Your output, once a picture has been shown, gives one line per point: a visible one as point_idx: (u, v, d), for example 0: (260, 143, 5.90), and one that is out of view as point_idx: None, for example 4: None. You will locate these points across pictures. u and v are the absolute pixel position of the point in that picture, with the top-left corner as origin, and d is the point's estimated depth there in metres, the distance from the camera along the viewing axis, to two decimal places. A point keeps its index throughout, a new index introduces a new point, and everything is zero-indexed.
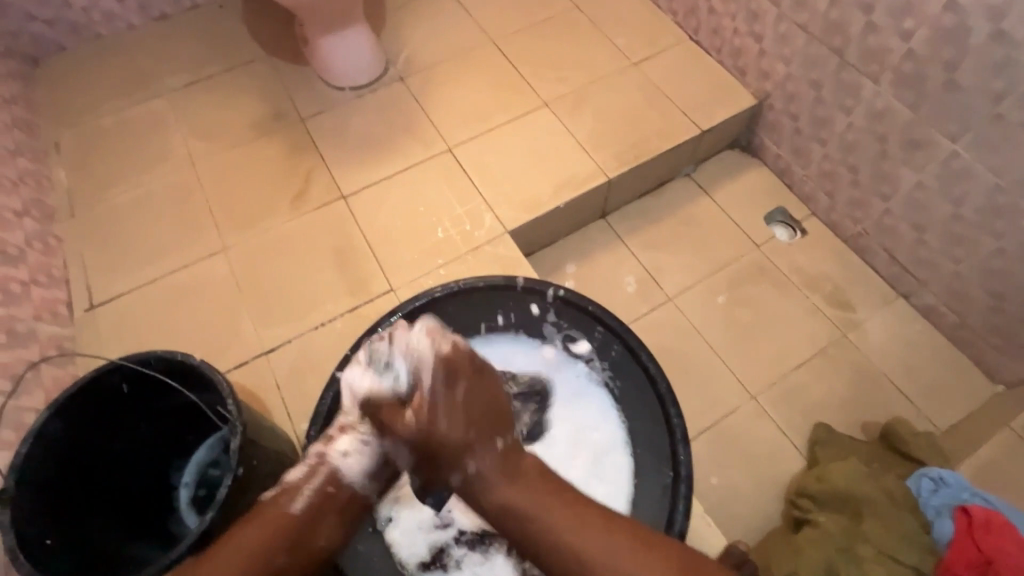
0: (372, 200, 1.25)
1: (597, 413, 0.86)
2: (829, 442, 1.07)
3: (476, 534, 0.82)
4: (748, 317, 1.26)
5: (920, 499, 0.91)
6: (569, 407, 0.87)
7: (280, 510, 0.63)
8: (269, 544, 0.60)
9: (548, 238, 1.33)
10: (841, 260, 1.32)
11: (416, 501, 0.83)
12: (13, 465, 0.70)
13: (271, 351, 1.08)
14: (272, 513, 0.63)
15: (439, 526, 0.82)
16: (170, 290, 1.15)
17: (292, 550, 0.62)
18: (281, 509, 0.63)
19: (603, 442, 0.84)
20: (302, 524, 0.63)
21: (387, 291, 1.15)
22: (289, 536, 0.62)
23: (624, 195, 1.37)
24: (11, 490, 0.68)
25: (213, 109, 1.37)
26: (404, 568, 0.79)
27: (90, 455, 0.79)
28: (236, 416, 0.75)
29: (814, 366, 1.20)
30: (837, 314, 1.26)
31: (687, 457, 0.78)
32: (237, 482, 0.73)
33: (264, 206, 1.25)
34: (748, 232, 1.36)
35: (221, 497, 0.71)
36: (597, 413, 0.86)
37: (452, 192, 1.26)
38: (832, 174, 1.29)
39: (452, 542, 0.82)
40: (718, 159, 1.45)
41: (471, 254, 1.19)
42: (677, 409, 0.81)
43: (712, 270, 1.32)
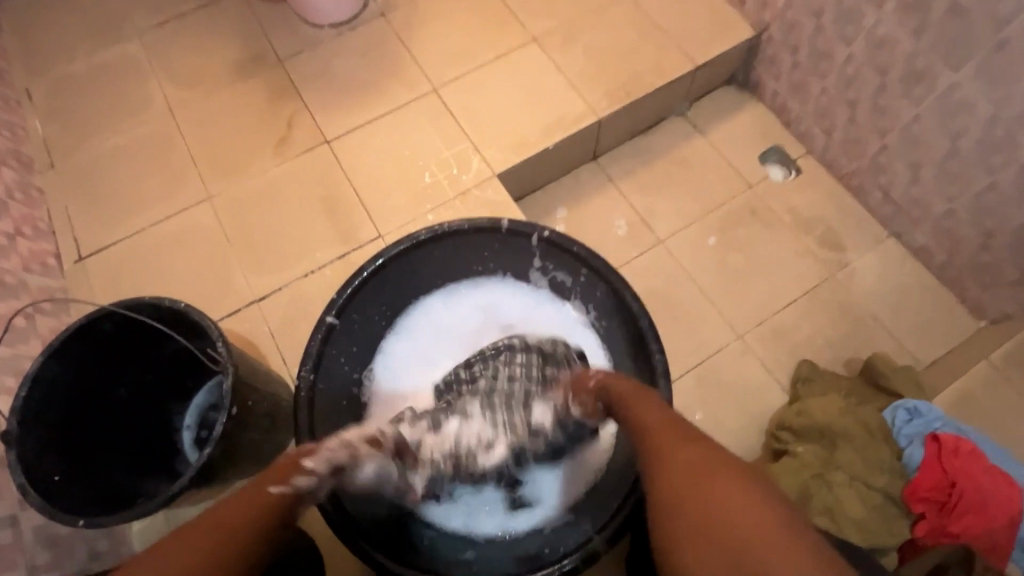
0: (358, 146, 1.22)
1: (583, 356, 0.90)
2: (810, 379, 1.09)
3: None
4: (738, 259, 1.26)
5: (894, 429, 0.92)
6: None
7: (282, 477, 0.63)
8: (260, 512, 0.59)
9: (538, 182, 1.31)
10: (835, 200, 1.31)
11: None
12: (13, 408, 0.72)
13: (263, 299, 1.09)
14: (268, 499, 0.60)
15: None
16: (158, 241, 1.15)
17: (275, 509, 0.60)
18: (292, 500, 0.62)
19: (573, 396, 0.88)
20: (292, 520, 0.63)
21: (376, 239, 1.14)
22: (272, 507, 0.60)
23: (615, 136, 1.33)
24: (15, 431, 0.71)
25: (188, 51, 1.31)
26: None
27: (89, 397, 0.81)
28: (226, 358, 0.75)
29: (801, 306, 1.21)
30: (827, 255, 1.26)
31: (667, 391, 0.76)
32: (232, 420, 0.75)
33: (249, 152, 1.22)
34: (741, 173, 1.34)
35: (217, 434, 0.73)
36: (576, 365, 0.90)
37: (439, 135, 1.23)
38: (830, 111, 1.25)
39: None
40: (713, 97, 1.41)
41: (460, 199, 1.17)
42: (659, 346, 0.78)
43: (704, 212, 1.31)
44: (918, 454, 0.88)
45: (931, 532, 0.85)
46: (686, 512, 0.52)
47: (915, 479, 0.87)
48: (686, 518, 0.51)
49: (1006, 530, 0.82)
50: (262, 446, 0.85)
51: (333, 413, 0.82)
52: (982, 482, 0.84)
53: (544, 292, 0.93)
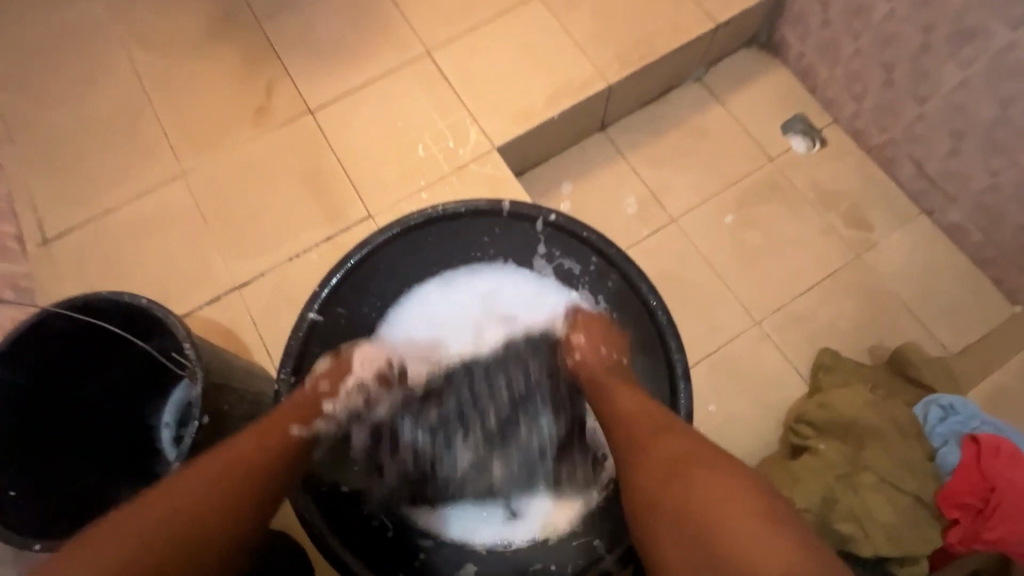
0: (344, 116, 1.11)
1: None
2: (833, 368, 1.02)
3: None
4: (756, 239, 1.17)
5: (926, 427, 0.87)
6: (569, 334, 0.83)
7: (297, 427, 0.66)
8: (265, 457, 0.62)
9: (542, 155, 1.20)
10: (862, 174, 1.21)
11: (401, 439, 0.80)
12: None
13: (244, 286, 1.01)
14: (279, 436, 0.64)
15: None
16: (129, 221, 1.05)
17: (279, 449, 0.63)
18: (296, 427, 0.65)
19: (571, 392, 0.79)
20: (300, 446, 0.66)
21: (365, 218, 1.05)
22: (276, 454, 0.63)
23: (626, 103, 1.22)
24: None
25: (155, 9, 1.19)
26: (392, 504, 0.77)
27: (50, 401, 0.75)
28: (194, 361, 0.67)
29: (824, 290, 1.13)
30: (852, 234, 1.17)
31: (687, 397, 0.69)
32: (204, 430, 0.67)
33: (225, 123, 1.12)
34: (761, 144, 1.24)
35: (186, 445, 0.65)
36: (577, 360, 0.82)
37: (434, 103, 1.12)
38: (863, 75, 1.14)
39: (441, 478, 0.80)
40: (733, 60, 1.29)
41: (456, 175, 1.07)
42: (679, 348, 0.71)
43: (721, 187, 1.21)
44: (953, 455, 0.83)
45: (966, 539, 0.79)
46: (666, 512, 0.53)
47: (949, 482, 0.82)
48: (666, 516, 0.53)
49: None
50: None
51: None
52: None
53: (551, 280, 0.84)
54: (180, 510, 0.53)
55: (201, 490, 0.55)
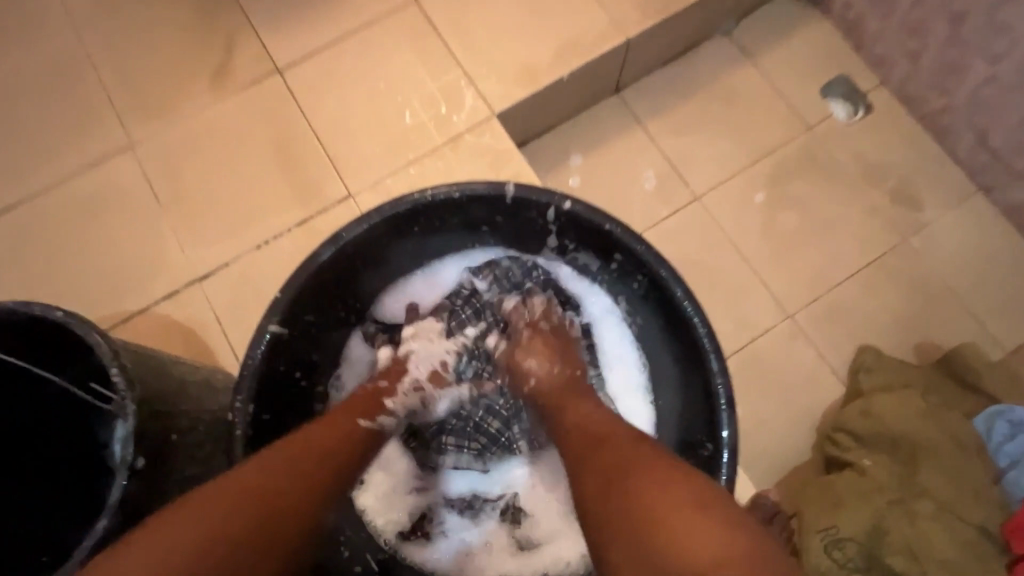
0: (318, 75, 0.95)
1: (618, 357, 0.70)
2: (876, 368, 0.90)
3: (464, 499, 0.70)
4: (791, 220, 1.03)
5: (993, 447, 0.77)
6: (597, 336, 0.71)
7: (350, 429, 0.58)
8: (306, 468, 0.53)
9: (548, 122, 1.05)
10: (913, 145, 1.06)
11: (390, 461, 0.69)
12: None
13: (207, 278, 0.87)
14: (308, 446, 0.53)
15: (420, 490, 0.69)
16: (70, 202, 0.90)
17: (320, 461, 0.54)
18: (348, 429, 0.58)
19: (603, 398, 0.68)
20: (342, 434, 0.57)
21: (345, 198, 0.91)
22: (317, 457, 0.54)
23: (645, 62, 1.06)
24: None
25: None
26: (381, 538, 0.66)
27: None
28: (124, 392, 0.51)
29: (865, 278, 1.00)
30: (899, 214, 1.03)
31: (732, 432, 0.56)
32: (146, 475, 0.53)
33: (180, 84, 0.95)
34: (798, 110, 1.08)
35: (113, 503, 0.49)
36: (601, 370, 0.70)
37: (423, 61, 0.96)
38: (923, 29, 0.98)
39: (438, 505, 0.69)
40: (768, 11, 1.12)
41: (450, 146, 0.92)
42: (723, 372, 0.57)
43: (752, 161, 1.06)
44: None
45: None
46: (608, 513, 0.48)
47: (1018, 511, 0.73)
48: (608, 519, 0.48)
49: None
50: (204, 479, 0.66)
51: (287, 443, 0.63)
52: None
53: (565, 270, 0.71)
54: (230, 546, 0.44)
55: (248, 515, 0.46)
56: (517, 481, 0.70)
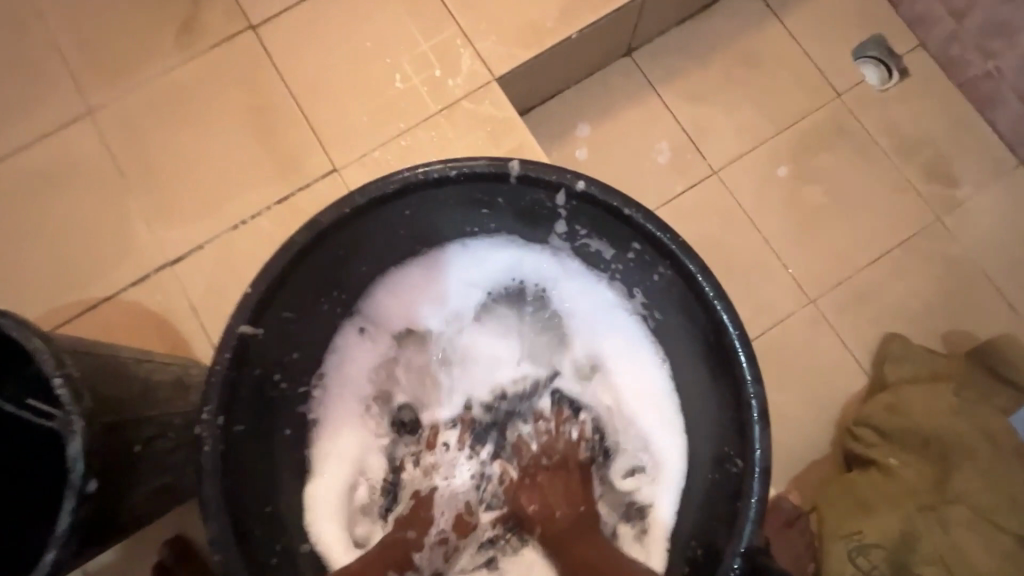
0: (298, 33, 0.85)
1: (640, 366, 0.64)
2: (904, 358, 0.85)
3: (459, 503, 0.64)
4: (816, 196, 0.95)
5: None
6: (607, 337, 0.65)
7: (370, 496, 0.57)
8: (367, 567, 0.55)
9: (553, 87, 0.95)
10: (951, 114, 0.97)
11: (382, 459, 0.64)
12: None
13: (179, 261, 0.80)
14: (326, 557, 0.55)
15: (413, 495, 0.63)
16: (22, 175, 0.81)
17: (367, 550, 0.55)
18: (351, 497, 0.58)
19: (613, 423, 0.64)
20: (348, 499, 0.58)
21: (329, 172, 0.82)
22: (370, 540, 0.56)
23: (661, 18, 0.96)
24: None
25: None
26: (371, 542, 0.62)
27: None
28: (70, 406, 0.44)
29: (894, 260, 0.93)
30: (933, 191, 0.95)
31: (764, 444, 0.51)
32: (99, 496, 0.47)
33: (141, 42, 0.85)
34: (827, 74, 0.99)
35: (61, 533, 0.43)
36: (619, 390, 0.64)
37: (415, 16, 0.85)
38: None
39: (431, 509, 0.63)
40: None
41: (445, 114, 0.83)
42: (757, 382, 0.51)
43: (775, 130, 0.97)
44: None
45: None
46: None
47: None
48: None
49: None
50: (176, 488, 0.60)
51: (268, 453, 0.58)
52: None
53: (572, 265, 0.66)
54: None
55: None
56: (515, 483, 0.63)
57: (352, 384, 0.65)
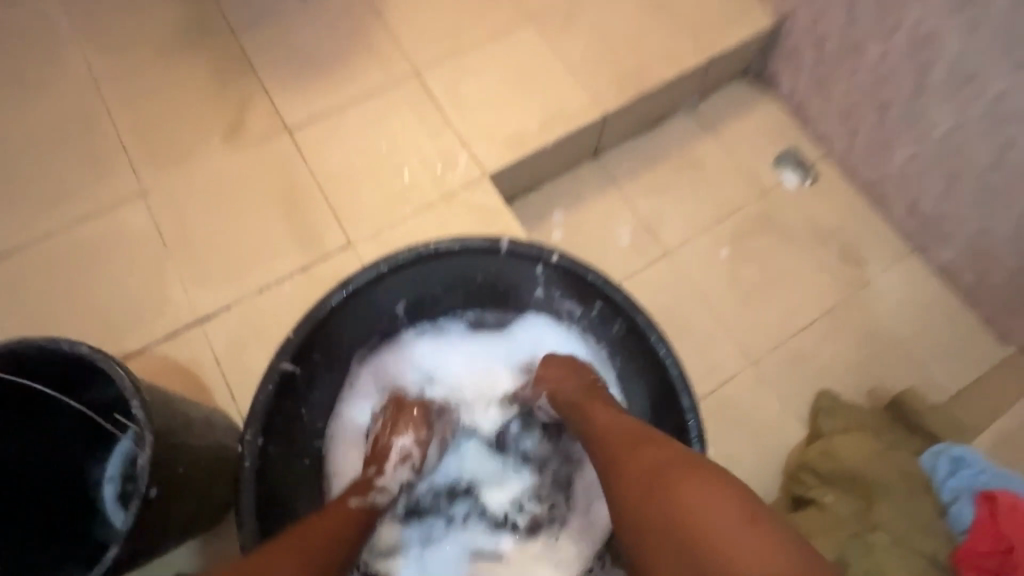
0: (325, 135, 1.04)
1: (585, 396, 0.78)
2: (835, 412, 0.99)
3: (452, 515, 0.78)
4: (752, 273, 1.14)
5: (934, 479, 0.82)
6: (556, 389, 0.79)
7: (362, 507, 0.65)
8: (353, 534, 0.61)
9: (532, 182, 1.15)
10: (856, 211, 1.19)
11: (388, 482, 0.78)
12: None
13: (207, 318, 0.91)
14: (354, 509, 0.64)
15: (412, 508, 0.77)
16: (77, 243, 0.95)
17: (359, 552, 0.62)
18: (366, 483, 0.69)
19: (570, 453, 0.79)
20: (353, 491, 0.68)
21: (344, 246, 0.97)
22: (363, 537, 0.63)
23: (621, 131, 1.19)
24: None
25: (117, 13, 1.10)
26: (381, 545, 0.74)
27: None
28: (143, 422, 0.56)
29: (820, 328, 1.10)
30: (847, 271, 1.15)
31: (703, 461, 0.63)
32: (152, 504, 0.57)
33: (191, 139, 1.03)
34: (754, 177, 1.22)
35: (130, 520, 0.55)
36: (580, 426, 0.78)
37: (422, 125, 1.05)
38: (857, 112, 1.13)
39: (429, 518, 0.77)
40: (727, 91, 1.27)
41: (444, 202, 1.01)
42: (694, 411, 0.64)
43: (716, 220, 1.18)
44: (965, 512, 0.78)
45: None
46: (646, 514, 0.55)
47: (964, 543, 0.76)
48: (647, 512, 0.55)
49: None
50: (198, 513, 0.69)
51: (289, 476, 0.67)
52: None
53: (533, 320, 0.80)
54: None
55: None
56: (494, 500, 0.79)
57: (358, 423, 0.77)
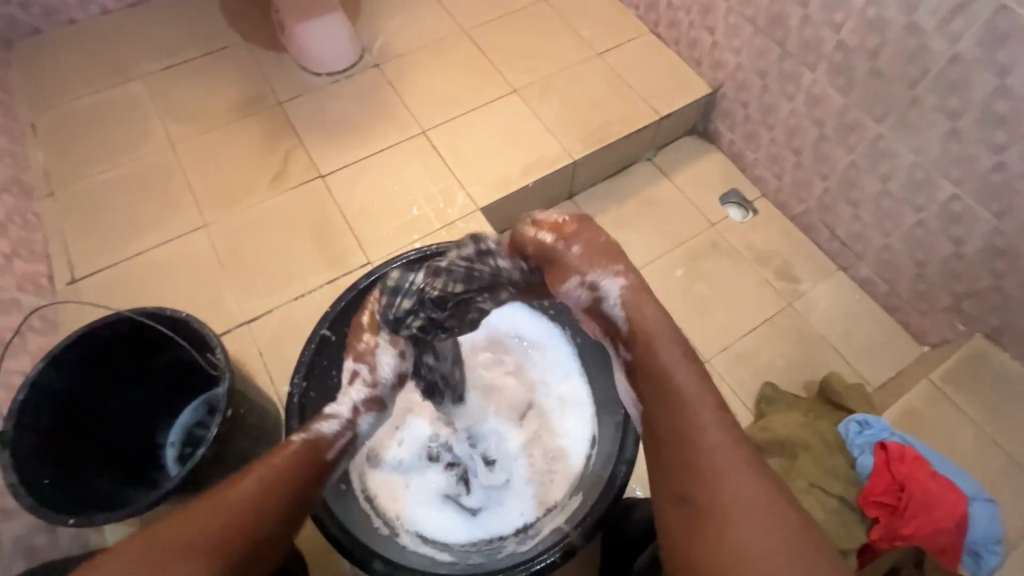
0: (350, 180, 1.30)
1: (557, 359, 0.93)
2: (774, 399, 1.17)
3: (460, 476, 0.88)
4: (703, 288, 1.36)
5: (847, 440, 1.00)
6: (543, 356, 0.94)
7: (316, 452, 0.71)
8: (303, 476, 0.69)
9: (518, 217, 1.41)
10: (789, 237, 1.43)
11: (402, 447, 0.89)
12: (20, 393, 0.73)
13: (254, 320, 1.14)
14: (309, 449, 0.71)
15: (422, 467, 0.89)
16: (153, 264, 1.19)
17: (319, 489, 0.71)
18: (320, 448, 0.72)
19: (534, 410, 0.92)
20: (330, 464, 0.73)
21: (364, 265, 1.21)
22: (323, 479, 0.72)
23: (589, 177, 1.45)
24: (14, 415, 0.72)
25: (192, 92, 1.40)
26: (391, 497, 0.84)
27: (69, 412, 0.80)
28: (225, 365, 0.79)
29: (762, 332, 1.31)
30: (784, 286, 1.37)
31: None
32: (227, 423, 0.79)
33: (244, 184, 1.29)
34: (703, 211, 1.46)
35: (213, 435, 0.78)
36: (544, 374, 0.93)
37: (427, 172, 1.32)
38: (779, 158, 1.39)
39: (438, 475, 0.88)
40: (678, 145, 1.55)
41: (445, 230, 1.26)
42: None
43: (672, 246, 1.41)
44: (868, 461, 0.96)
45: (886, 535, 0.89)
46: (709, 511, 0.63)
47: (866, 486, 0.95)
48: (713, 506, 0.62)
49: (953, 530, 0.88)
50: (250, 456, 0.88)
51: None
52: (930, 486, 0.90)
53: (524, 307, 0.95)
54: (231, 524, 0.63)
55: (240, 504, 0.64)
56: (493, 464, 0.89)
57: None
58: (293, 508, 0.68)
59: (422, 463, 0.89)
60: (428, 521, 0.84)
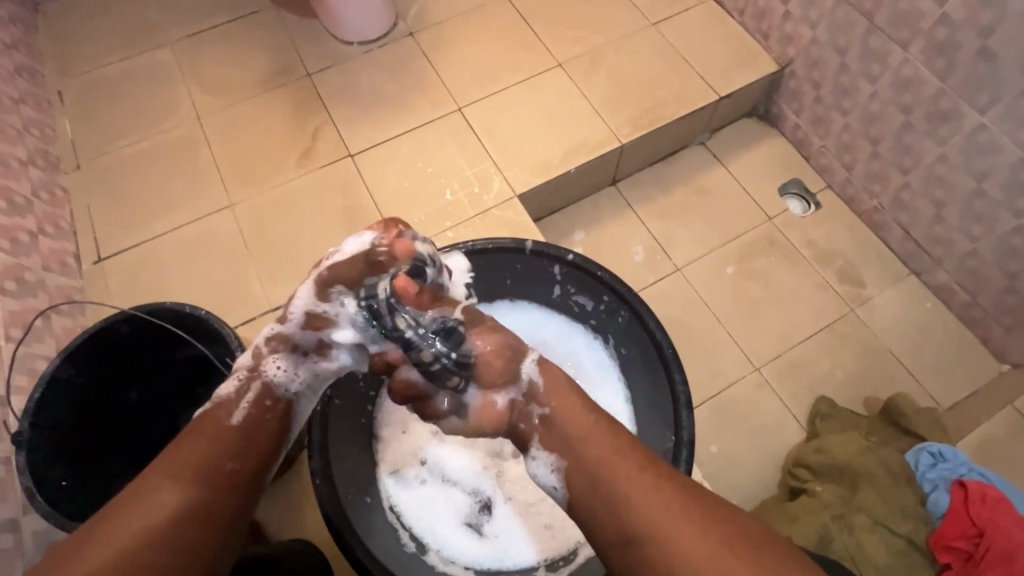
0: (380, 160, 1.23)
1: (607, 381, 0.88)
2: (829, 416, 1.08)
3: (481, 502, 0.84)
4: (756, 289, 1.25)
5: (917, 473, 0.94)
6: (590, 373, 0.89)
7: (218, 421, 0.66)
8: (214, 449, 0.63)
9: (558, 204, 1.31)
10: (855, 236, 1.29)
11: (421, 467, 0.85)
12: (39, 392, 0.73)
13: (279, 308, 1.09)
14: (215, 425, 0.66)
15: (443, 488, 0.84)
16: (176, 245, 1.15)
17: (241, 457, 0.65)
18: (223, 422, 0.67)
19: None
20: (246, 428, 0.67)
21: None
22: (244, 441, 0.66)
23: (636, 162, 1.34)
24: (32, 413, 0.72)
25: (220, 59, 1.34)
26: (413, 520, 0.81)
27: (89, 408, 0.80)
28: None
29: (820, 340, 1.20)
30: (847, 289, 1.24)
31: (689, 422, 0.75)
32: None
33: (271, 161, 1.23)
34: (761, 203, 1.33)
35: None
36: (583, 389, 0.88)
37: (461, 153, 1.23)
38: (852, 146, 1.25)
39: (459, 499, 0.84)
40: (735, 127, 1.41)
41: (480, 217, 1.18)
42: (685, 379, 0.77)
43: (724, 240, 1.30)
44: (942, 500, 0.90)
45: None
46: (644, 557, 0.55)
47: (940, 526, 0.88)
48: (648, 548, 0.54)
49: None
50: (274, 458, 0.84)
51: (347, 427, 0.81)
52: (1013, 533, 0.81)
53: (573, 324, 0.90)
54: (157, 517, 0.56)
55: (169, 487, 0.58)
56: (515, 491, 0.84)
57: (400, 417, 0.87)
58: (226, 487, 0.62)
59: (442, 481, 0.85)
60: (450, 546, 0.80)
